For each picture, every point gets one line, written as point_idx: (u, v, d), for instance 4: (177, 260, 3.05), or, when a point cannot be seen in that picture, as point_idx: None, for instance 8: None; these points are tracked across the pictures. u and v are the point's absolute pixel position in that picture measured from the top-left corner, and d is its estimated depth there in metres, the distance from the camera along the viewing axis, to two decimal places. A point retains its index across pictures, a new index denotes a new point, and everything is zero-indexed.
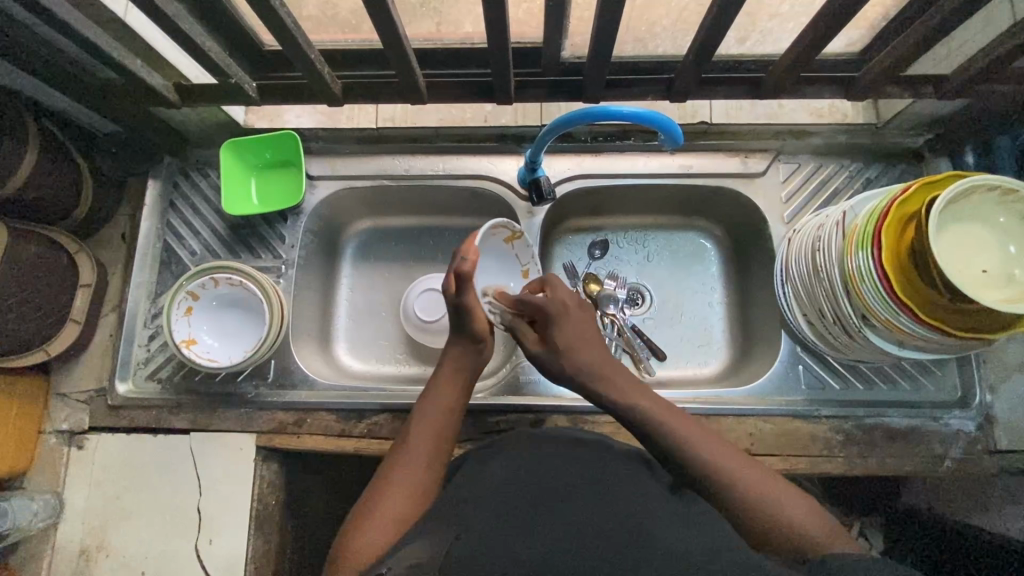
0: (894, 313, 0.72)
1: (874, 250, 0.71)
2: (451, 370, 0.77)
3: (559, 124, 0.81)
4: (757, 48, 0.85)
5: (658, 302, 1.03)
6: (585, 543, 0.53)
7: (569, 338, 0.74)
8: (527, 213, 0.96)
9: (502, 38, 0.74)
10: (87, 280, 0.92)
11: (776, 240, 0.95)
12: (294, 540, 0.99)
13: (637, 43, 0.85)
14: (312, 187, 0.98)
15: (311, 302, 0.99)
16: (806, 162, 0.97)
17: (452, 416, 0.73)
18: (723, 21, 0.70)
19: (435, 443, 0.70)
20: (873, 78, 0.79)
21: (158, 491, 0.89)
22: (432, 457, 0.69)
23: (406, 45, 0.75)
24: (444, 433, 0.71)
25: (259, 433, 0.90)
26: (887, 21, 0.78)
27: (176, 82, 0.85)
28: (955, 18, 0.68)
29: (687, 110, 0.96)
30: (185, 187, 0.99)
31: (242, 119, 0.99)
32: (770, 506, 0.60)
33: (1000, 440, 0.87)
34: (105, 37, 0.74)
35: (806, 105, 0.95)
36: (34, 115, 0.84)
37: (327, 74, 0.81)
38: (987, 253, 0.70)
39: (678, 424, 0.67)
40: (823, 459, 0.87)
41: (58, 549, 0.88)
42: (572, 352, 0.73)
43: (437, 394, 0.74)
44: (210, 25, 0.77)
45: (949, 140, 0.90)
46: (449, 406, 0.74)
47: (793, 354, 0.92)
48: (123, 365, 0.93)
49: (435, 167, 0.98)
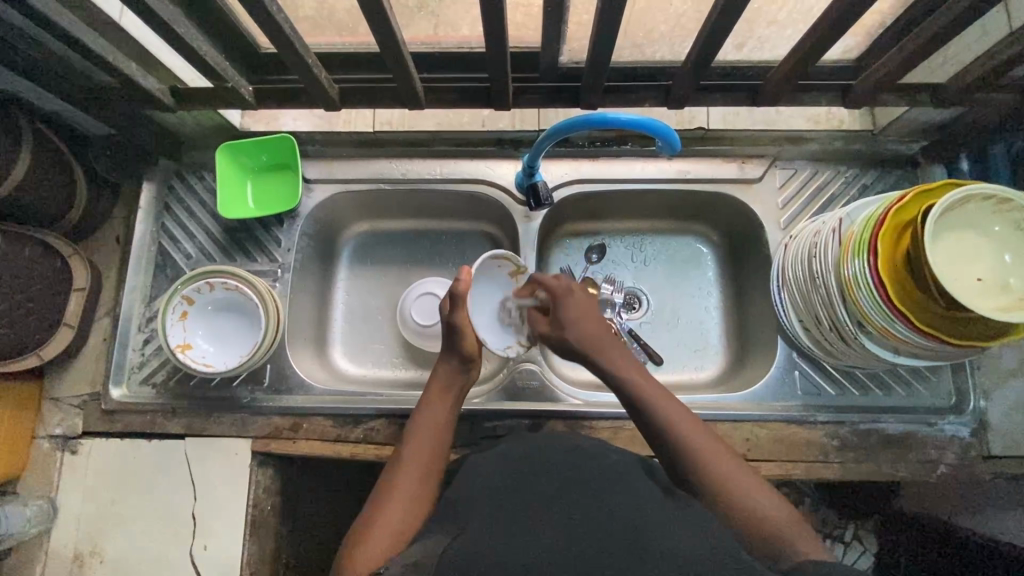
0: (890, 320, 0.72)
1: (869, 258, 0.72)
2: (442, 384, 0.78)
3: (557, 130, 0.81)
4: (754, 54, 0.84)
5: (654, 307, 1.03)
6: (583, 549, 0.53)
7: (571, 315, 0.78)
8: (524, 217, 0.96)
9: (500, 43, 0.73)
10: (81, 284, 0.91)
11: (773, 246, 0.95)
12: (289, 544, 0.99)
13: (634, 49, 0.85)
14: (309, 190, 0.98)
15: (306, 305, 0.99)
16: (803, 169, 0.97)
17: (443, 430, 0.74)
18: (721, 29, 0.70)
19: (429, 462, 0.70)
20: (870, 86, 0.80)
21: (154, 495, 0.88)
22: (431, 470, 0.70)
23: (403, 51, 0.75)
24: (438, 447, 0.72)
25: (254, 438, 0.90)
26: (885, 28, 0.78)
27: (171, 86, 0.85)
28: (954, 27, 0.68)
29: (684, 116, 0.98)
30: (181, 190, 0.98)
31: (238, 121, 0.99)
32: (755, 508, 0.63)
33: (993, 446, 0.87)
34: (99, 40, 0.73)
35: (803, 112, 0.97)
36: (25, 116, 0.83)
37: (323, 78, 0.80)
38: (983, 260, 0.70)
39: (672, 412, 0.70)
40: (818, 464, 0.88)
41: (52, 554, 0.88)
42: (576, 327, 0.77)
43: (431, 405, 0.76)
44: (206, 28, 0.76)
45: (945, 147, 0.90)
46: (442, 422, 0.75)
47: (789, 359, 0.92)
48: (117, 370, 0.93)
49: (432, 171, 0.98)
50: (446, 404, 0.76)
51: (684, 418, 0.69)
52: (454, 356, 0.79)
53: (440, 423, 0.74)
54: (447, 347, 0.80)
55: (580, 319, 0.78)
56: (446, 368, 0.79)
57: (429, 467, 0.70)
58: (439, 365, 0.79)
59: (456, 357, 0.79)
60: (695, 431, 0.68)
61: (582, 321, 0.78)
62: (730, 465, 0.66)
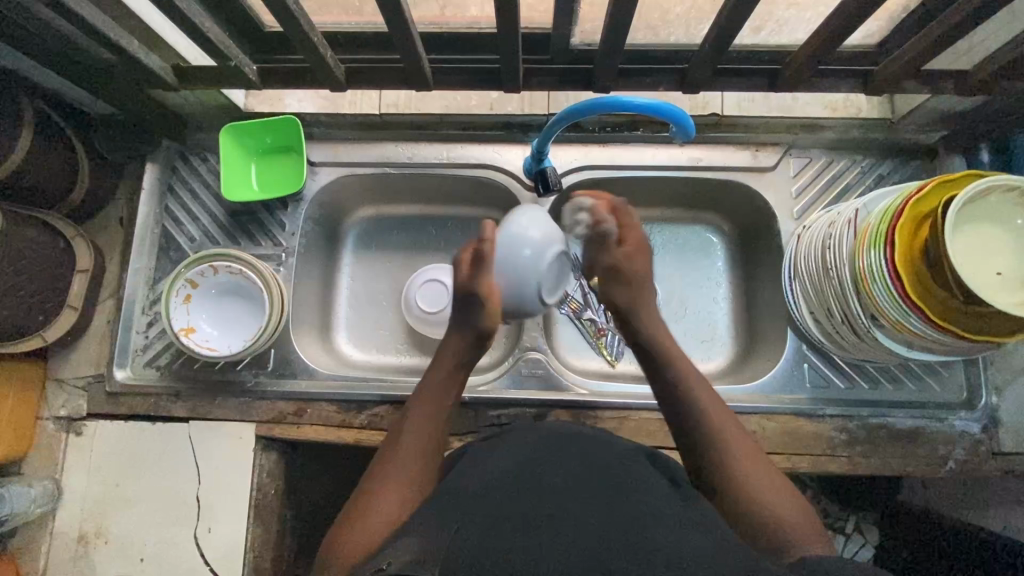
0: (905, 314, 0.71)
1: (886, 250, 0.70)
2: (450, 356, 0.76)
3: (569, 115, 0.79)
4: (772, 38, 0.82)
5: (663, 296, 1.01)
6: (589, 541, 0.53)
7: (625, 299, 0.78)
8: (532, 204, 0.95)
9: (511, 24, 0.71)
10: (84, 265, 0.90)
11: (785, 236, 0.93)
12: (293, 529, 0.99)
13: (649, 31, 0.83)
14: (313, 173, 0.96)
15: (311, 290, 0.98)
16: (818, 157, 0.94)
17: (444, 411, 0.72)
18: (741, 11, 0.68)
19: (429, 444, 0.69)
20: (891, 72, 0.77)
21: (158, 478, 0.88)
22: (429, 450, 0.69)
23: (412, 31, 0.73)
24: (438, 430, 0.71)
25: (258, 422, 0.90)
26: (908, 13, 0.76)
27: (174, 64, 0.84)
28: (982, 12, 0.66)
29: (698, 101, 0.95)
30: (184, 171, 0.97)
31: (242, 102, 0.97)
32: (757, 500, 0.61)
33: (1003, 442, 0.86)
34: (102, 16, 0.71)
35: (821, 99, 0.94)
36: (27, 93, 0.81)
37: (329, 58, 0.78)
38: (1003, 254, 0.69)
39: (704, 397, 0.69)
40: (826, 458, 0.87)
41: (58, 534, 0.88)
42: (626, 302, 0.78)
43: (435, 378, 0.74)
44: (209, 3, 0.74)
45: (965, 137, 0.88)
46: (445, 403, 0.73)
47: (798, 351, 0.91)
48: (121, 352, 0.92)
49: (439, 155, 0.96)
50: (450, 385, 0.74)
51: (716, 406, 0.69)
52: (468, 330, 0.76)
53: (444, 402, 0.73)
54: (460, 318, 0.76)
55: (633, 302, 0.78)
56: (454, 344, 0.76)
57: (429, 451, 0.69)
58: (450, 338, 0.76)
59: (471, 331, 0.76)
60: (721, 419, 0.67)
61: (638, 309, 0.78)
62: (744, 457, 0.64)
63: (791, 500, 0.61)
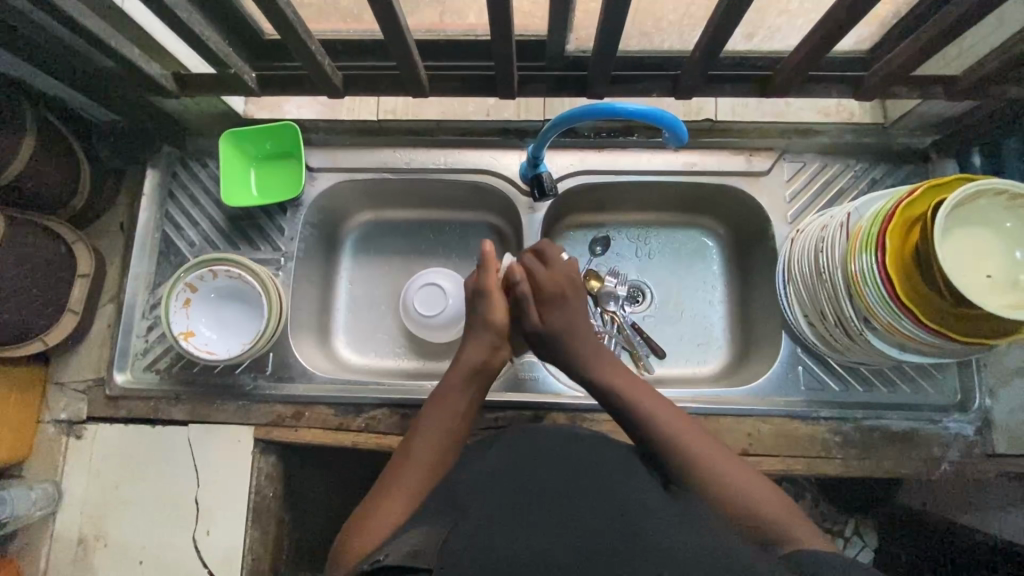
0: (897, 316, 0.71)
1: (877, 254, 0.71)
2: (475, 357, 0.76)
3: (563, 120, 0.80)
4: (764, 45, 0.83)
5: (659, 300, 1.02)
6: (582, 542, 0.53)
7: (559, 325, 0.78)
8: (528, 208, 0.95)
9: (505, 31, 0.72)
10: (85, 270, 0.91)
11: (779, 241, 0.94)
12: (292, 532, 0.99)
13: (642, 38, 0.84)
14: (312, 179, 0.97)
15: (309, 295, 0.99)
16: (812, 162, 0.95)
17: (462, 411, 0.72)
18: (731, 18, 0.69)
19: (444, 444, 0.70)
20: (882, 78, 0.78)
21: (158, 481, 0.89)
22: (446, 450, 0.70)
23: (408, 38, 0.74)
24: (454, 429, 0.71)
25: (257, 425, 0.90)
26: (898, 20, 0.77)
27: (175, 72, 0.84)
28: (968, 18, 0.67)
29: (692, 107, 0.96)
30: (184, 177, 0.98)
31: (242, 109, 0.99)
32: (756, 508, 0.60)
33: (997, 444, 0.86)
34: (103, 24, 0.72)
35: (814, 104, 0.95)
36: (29, 101, 0.82)
37: (327, 65, 0.80)
38: (993, 258, 0.69)
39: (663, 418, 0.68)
40: (820, 460, 0.87)
41: (58, 537, 0.89)
42: (559, 326, 0.77)
43: (453, 379, 0.75)
44: (209, 13, 0.76)
45: (957, 141, 0.89)
46: (462, 403, 0.73)
47: (793, 354, 0.92)
48: (121, 357, 0.93)
49: (436, 160, 0.97)
50: (467, 387, 0.74)
51: (680, 427, 0.67)
52: (486, 334, 0.78)
53: (462, 401, 0.73)
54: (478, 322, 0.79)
55: (568, 325, 0.78)
56: (479, 346, 0.77)
57: (444, 450, 0.69)
58: (473, 338, 0.78)
59: (487, 329, 0.78)
60: (689, 436, 0.66)
61: (568, 337, 0.77)
62: (729, 470, 0.63)
63: (782, 506, 0.61)
